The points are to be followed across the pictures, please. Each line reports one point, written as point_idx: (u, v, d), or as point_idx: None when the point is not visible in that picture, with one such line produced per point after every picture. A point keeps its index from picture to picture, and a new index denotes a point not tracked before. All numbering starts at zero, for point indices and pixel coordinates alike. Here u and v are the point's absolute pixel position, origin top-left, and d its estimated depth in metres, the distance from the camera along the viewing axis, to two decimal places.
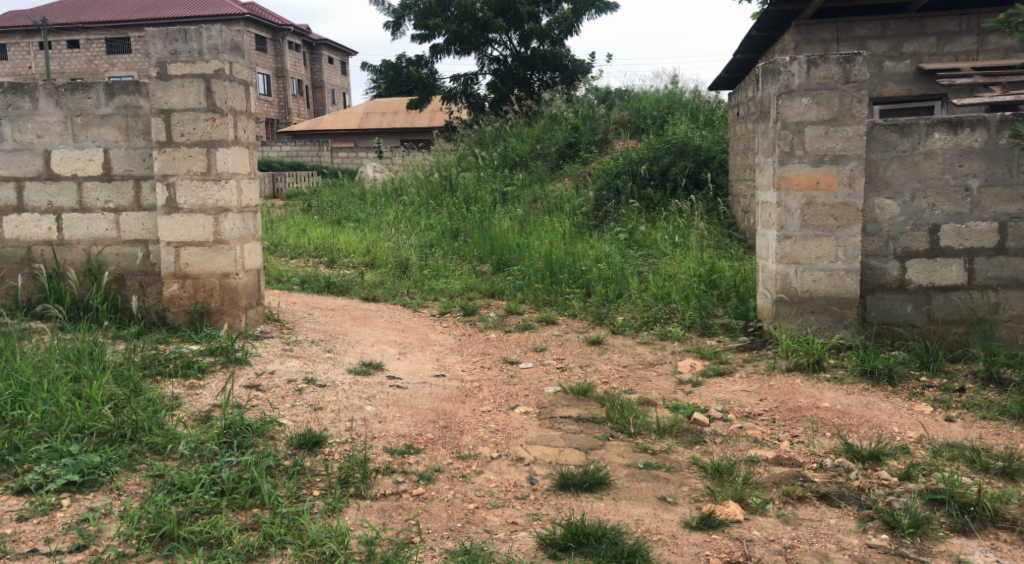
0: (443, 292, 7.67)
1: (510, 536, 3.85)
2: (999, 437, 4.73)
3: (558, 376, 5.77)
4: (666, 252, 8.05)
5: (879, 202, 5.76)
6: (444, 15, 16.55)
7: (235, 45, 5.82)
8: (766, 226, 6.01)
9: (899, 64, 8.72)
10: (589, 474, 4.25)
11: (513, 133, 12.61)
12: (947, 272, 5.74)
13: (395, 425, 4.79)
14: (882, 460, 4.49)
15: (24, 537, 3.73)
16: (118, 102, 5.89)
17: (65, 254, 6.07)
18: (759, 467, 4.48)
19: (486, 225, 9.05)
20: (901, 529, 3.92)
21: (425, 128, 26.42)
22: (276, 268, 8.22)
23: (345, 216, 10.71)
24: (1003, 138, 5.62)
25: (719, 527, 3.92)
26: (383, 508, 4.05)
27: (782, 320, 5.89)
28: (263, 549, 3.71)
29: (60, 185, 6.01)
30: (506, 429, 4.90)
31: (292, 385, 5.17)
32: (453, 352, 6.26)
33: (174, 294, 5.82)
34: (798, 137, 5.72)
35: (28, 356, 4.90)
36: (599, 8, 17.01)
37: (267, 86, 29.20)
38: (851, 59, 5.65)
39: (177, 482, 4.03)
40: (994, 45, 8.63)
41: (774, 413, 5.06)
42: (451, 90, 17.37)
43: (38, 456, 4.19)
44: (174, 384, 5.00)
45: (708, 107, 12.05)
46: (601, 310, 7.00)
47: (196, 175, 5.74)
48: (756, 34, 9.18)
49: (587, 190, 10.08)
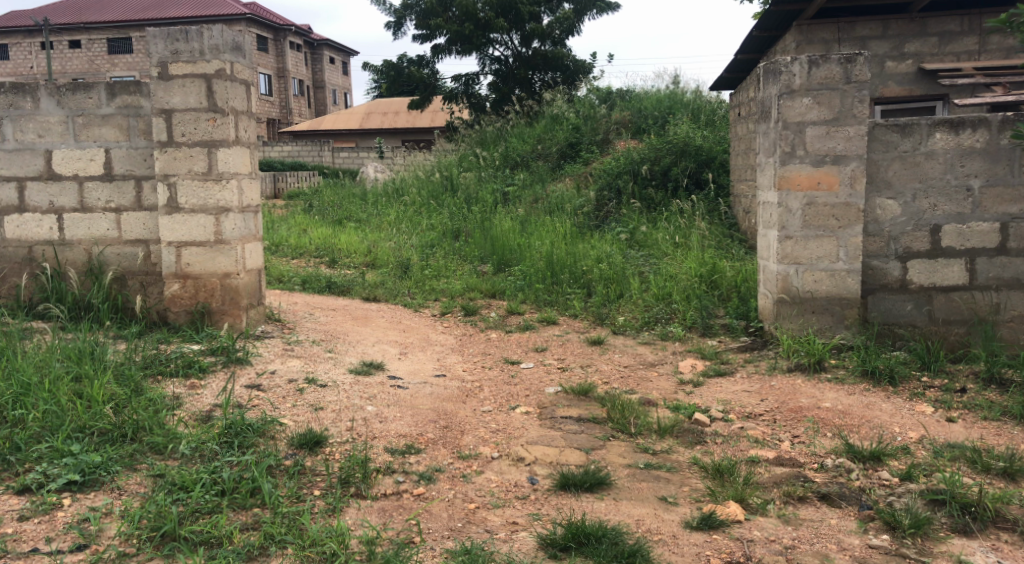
0: (443, 292, 7.67)
1: (510, 536, 3.85)
2: (1001, 437, 4.73)
3: (558, 377, 5.77)
4: (667, 252, 8.05)
5: (880, 203, 5.76)
6: (445, 15, 16.56)
7: (236, 45, 5.82)
8: (767, 226, 6.00)
9: (900, 64, 8.72)
10: (589, 474, 4.25)
11: (514, 134, 12.61)
12: (949, 272, 5.73)
13: (396, 425, 4.79)
14: (883, 460, 4.48)
15: (25, 536, 3.74)
16: (120, 102, 5.90)
17: (67, 254, 6.07)
18: (759, 467, 4.48)
19: (487, 225, 9.04)
20: (902, 529, 3.92)
21: (426, 128, 26.42)
22: (277, 268, 8.23)
23: (346, 216, 10.72)
24: (1004, 138, 5.62)
25: (719, 527, 3.92)
26: (383, 508, 4.05)
27: (783, 320, 5.89)
28: (263, 549, 3.71)
29: (61, 184, 6.01)
30: (507, 429, 4.90)
31: (293, 385, 5.17)
32: (454, 352, 6.26)
33: (175, 294, 5.82)
34: (798, 137, 5.72)
35: (29, 356, 4.90)
36: (600, 8, 17.01)
37: (268, 86, 29.21)
38: (852, 59, 5.65)
39: (178, 481, 4.03)
40: (996, 45, 8.63)
41: (775, 413, 5.06)
42: (452, 90, 17.37)
43: (39, 456, 4.19)
44: (174, 384, 5.00)
45: (709, 107, 12.04)
46: (602, 311, 6.99)
47: (197, 174, 5.74)
48: (757, 34, 9.18)
49: (589, 190, 10.08)
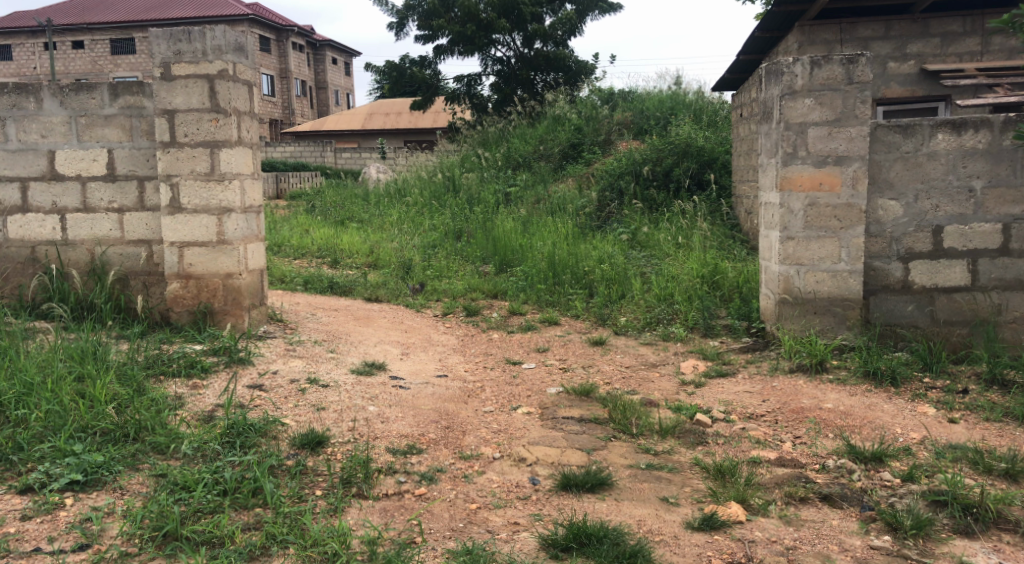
0: (445, 293, 7.68)
1: (512, 537, 3.85)
2: (1003, 438, 4.73)
3: (560, 377, 5.77)
4: (669, 253, 8.05)
5: (882, 203, 5.76)
6: (447, 16, 16.58)
7: (238, 45, 5.83)
8: (770, 227, 6.00)
9: (902, 65, 8.72)
10: (591, 475, 4.26)
11: (516, 134, 12.62)
12: (951, 273, 5.73)
13: (398, 425, 4.80)
14: (885, 462, 4.48)
15: (28, 536, 3.74)
16: (123, 103, 5.91)
17: (69, 254, 6.08)
18: (761, 468, 4.48)
19: (489, 226, 9.05)
20: (904, 530, 3.92)
21: (429, 129, 26.44)
22: (279, 268, 8.24)
23: (348, 216, 10.73)
24: (1006, 138, 5.61)
25: (721, 528, 3.92)
26: (385, 508, 4.05)
27: (785, 321, 5.89)
28: (265, 549, 3.72)
29: (64, 185, 6.02)
30: (509, 430, 4.90)
31: (295, 385, 5.18)
32: (456, 352, 6.27)
33: (178, 294, 5.83)
34: (800, 138, 5.72)
35: (31, 356, 4.92)
36: (602, 9, 17.01)
37: (271, 87, 29.25)
38: (854, 60, 5.65)
39: (180, 481, 4.04)
40: (998, 45, 8.62)
41: (776, 414, 5.06)
42: (454, 90, 17.38)
43: (41, 456, 4.20)
44: (177, 384, 5.01)
45: (711, 108, 12.05)
46: (604, 311, 7.00)
47: (199, 175, 5.75)
48: (759, 35, 9.19)
49: (590, 191, 10.09)
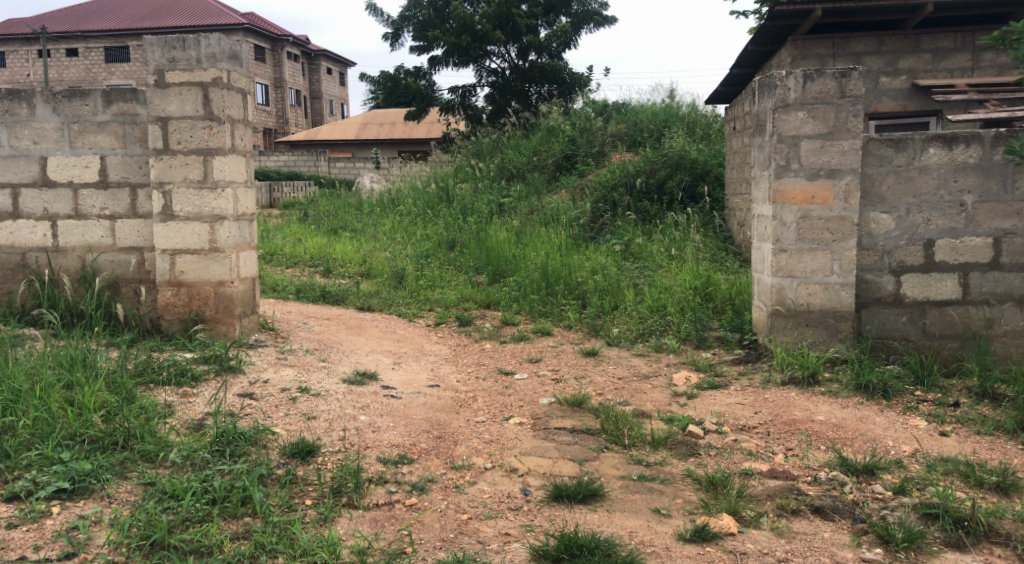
0: (438, 302, 7.67)
1: (503, 548, 3.83)
2: (993, 451, 4.73)
3: (552, 388, 5.74)
4: (662, 265, 8.04)
5: (874, 216, 5.77)
6: (443, 27, 16.67)
7: (234, 54, 5.80)
8: (763, 239, 6.00)
9: (894, 80, 8.76)
10: (583, 486, 4.24)
11: (511, 145, 12.62)
12: (942, 287, 5.75)
13: (389, 435, 4.78)
14: (877, 474, 4.48)
15: (14, 544, 3.71)
16: (116, 110, 5.91)
17: (60, 260, 6.05)
18: (753, 480, 4.46)
19: (482, 236, 9.03)
20: (895, 542, 3.92)
21: (422, 140, 26.42)
22: (271, 277, 8.23)
23: (340, 226, 10.71)
24: (997, 154, 5.65)
25: (713, 539, 3.91)
26: (375, 518, 4.03)
27: (777, 332, 5.89)
28: (254, 557, 3.70)
29: (55, 192, 6.00)
30: (500, 440, 4.88)
31: (286, 394, 5.15)
32: (449, 362, 6.25)
33: (168, 301, 5.82)
34: (793, 150, 5.73)
35: (19, 363, 4.88)
36: (597, 22, 16.99)
37: (265, 96, 29.29)
38: (846, 74, 5.67)
39: (169, 490, 4.02)
40: (989, 62, 8.68)
41: (769, 426, 5.05)
42: (449, 101, 17.40)
43: (28, 463, 4.17)
44: (167, 392, 4.98)
45: (704, 122, 12.11)
46: (597, 322, 7.01)
47: (192, 182, 5.73)
48: (753, 48, 9.29)
49: (584, 203, 10.09)
